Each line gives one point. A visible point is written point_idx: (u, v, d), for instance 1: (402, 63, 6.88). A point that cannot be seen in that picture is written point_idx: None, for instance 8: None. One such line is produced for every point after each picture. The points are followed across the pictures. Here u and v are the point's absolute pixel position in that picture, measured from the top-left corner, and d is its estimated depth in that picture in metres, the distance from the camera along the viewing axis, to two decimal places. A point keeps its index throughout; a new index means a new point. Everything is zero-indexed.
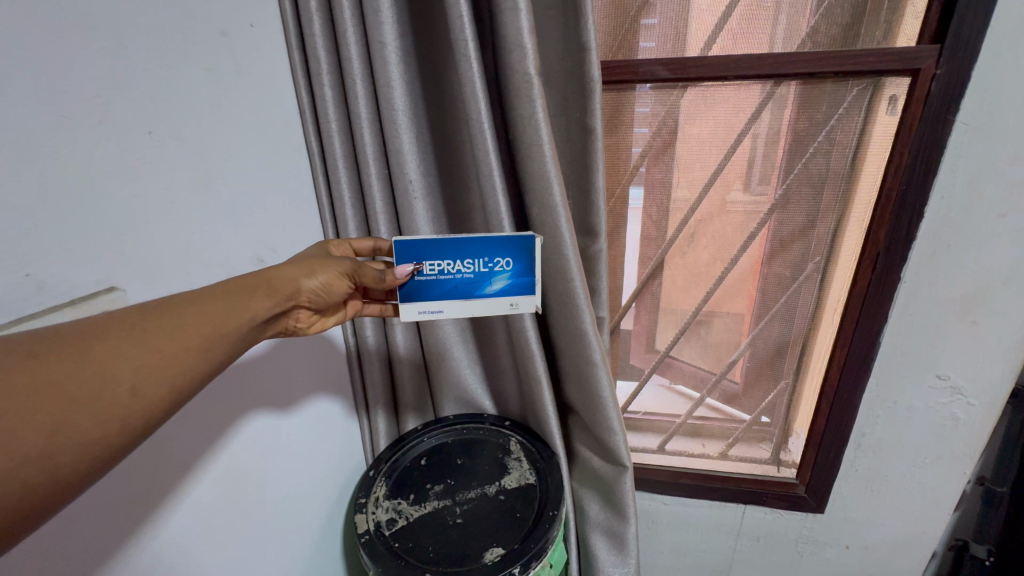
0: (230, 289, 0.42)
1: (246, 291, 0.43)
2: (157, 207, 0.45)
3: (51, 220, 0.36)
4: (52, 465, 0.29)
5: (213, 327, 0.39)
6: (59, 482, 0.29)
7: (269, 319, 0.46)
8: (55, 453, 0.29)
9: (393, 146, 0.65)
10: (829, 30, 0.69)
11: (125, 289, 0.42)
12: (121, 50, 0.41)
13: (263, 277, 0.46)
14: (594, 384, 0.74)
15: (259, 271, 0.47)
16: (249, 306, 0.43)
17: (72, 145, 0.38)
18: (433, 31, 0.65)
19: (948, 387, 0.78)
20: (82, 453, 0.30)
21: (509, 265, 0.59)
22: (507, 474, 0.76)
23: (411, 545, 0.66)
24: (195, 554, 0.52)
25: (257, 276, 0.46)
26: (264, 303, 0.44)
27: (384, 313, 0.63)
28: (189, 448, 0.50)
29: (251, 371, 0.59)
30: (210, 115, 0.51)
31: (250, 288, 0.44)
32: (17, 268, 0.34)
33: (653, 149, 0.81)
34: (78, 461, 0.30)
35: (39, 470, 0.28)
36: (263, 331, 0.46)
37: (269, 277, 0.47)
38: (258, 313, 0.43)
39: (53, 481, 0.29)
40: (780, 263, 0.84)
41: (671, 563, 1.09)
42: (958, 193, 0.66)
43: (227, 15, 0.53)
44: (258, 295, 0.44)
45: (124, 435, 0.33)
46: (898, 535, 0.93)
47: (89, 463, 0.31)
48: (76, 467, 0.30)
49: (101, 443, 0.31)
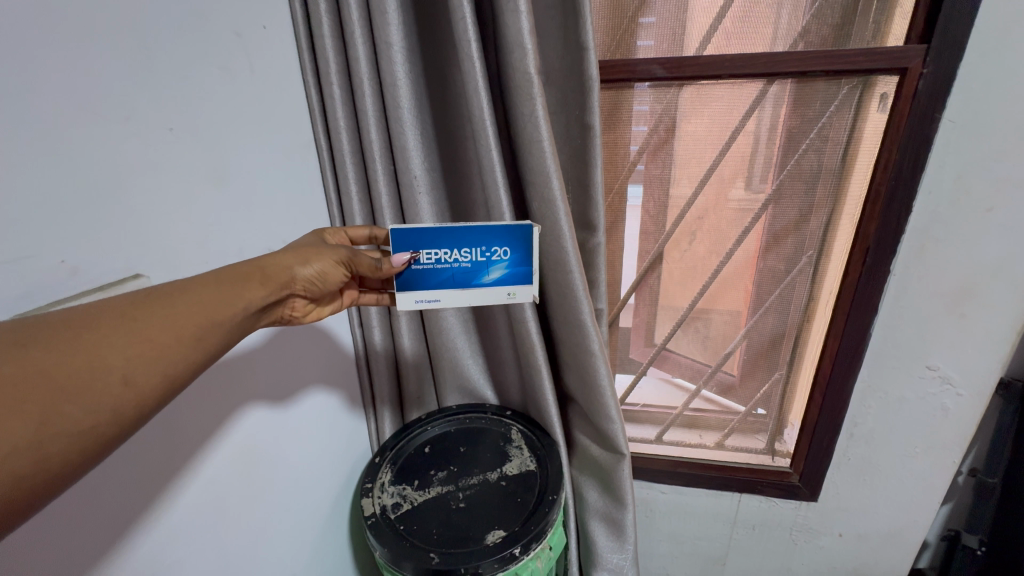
0: (223, 277, 0.43)
1: (240, 278, 0.44)
2: (178, 200, 0.48)
3: (82, 210, 0.39)
4: (45, 455, 0.29)
5: (206, 315, 0.40)
6: (52, 471, 0.30)
7: (264, 308, 0.47)
8: (48, 441, 0.30)
9: (399, 143, 0.67)
10: (820, 30, 0.71)
11: (149, 276, 0.45)
12: (145, 52, 0.44)
13: (257, 265, 0.47)
14: (593, 373, 0.77)
15: (254, 259, 0.48)
16: (244, 294, 0.44)
17: (100, 140, 0.40)
18: (437, 32, 0.67)
19: (938, 378, 0.80)
20: (75, 442, 0.31)
21: (507, 254, 0.61)
22: (508, 462, 0.78)
23: (416, 528, 0.68)
24: (206, 536, 0.54)
25: (252, 265, 0.47)
26: (259, 291, 0.46)
27: (380, 302, 0.66)
28: (198, 434, 0.52)
29: (251, 359, 0.59)
30: (225, 113, 0.53)
31: (246, 275, 0.45)
32: (52, 254, 0.37)
33: (650, 145, 0.83)
34: (71, 450, 0.31)
35: (30, 459, 0.29)
36: (258, 319, 0.48)
37: (264, 265, 0.48)
38: (252, 301, 0.45)
39: (45, 471, 0.30)
40: (774, 257, 0.86)
41: (669, 551, 1.11)
42: (946, 188, 0.68)
43: (241, 17, 0.55)
44: (253, 282, 0.45)
45: (116, 424, 0.33)
46: (890, 523, 0.96)
47: (81, 453, 0.32)
48: (68, 457, 0.31)
49: (94, 431, 0.32)
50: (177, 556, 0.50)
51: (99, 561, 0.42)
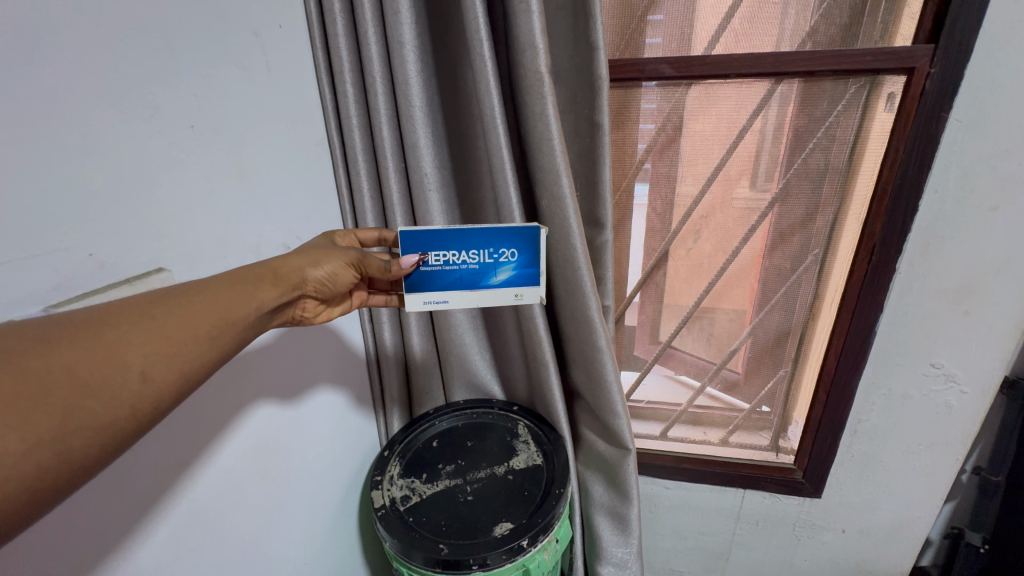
0: (236, 279, 0.44)
1: (254, 280, 0.45)
2: (198, 196, 0.49)
3: (107, 202, 0.40)
4: (67, 449, 0.30)
5: (221, 316, 0.41)
6: (73, 465, 0.31)
7: (276, 308, 0.48)
8: (68, 435, 0.30)
9: (411, 141, 0.68)
10: (828, 30, 0.72)
11: (172, 271, 0.46)
12: (168, 52, 0.45)
13: (270, 267, 0.48)
14: (599, 368, 0.77)
15: (266, 261, 0.49)
16: (256, 296, 0.45)
17: (128, 137, 0.42)
18: (449, 31, 0.68)
19: (942, 375, 0.81)
20: (95, 437, 0.32)
21: (514, 256, 0.62)
22: (515, 456, 0.79)
23: (424, 519, 0.69)
24: (217, 528, 0.55)
25: (264, 266, 0.48)
26: (270, 292, 0.46)
27: (389, 303, 0.67)
28: (211, 427, 0.53)
29: (261, 359, 0.60)
30: (244, 111, 0.54)
31: (259, 277, 0.46)
32: (81, 247, 0.38)
33: (657, 144, 0.84)
34: (92, 444, 0.32)
35: (54, 453, 0.30)
36: (270, 320, 0.49)
37: (276, 267, 0.49)
38: (264, 302, 0.45)
39: (67, 464, 0.30)
40: (780, 255, 0.87)
41: (672, 546, 1.12)
42: (952, 187, 0.69)
43: (259, 17, 0.57)
44: (265, 285, 0.46)
45: (134, 419, 0.34)
46: (892, 519, 0.96)
47: (100, 447, 0.32)
48: (89, 451, 0.32)
49: (113, 427, 0.33)
50: (188, 549, 0.51)
51: (111, 553, 0.43)
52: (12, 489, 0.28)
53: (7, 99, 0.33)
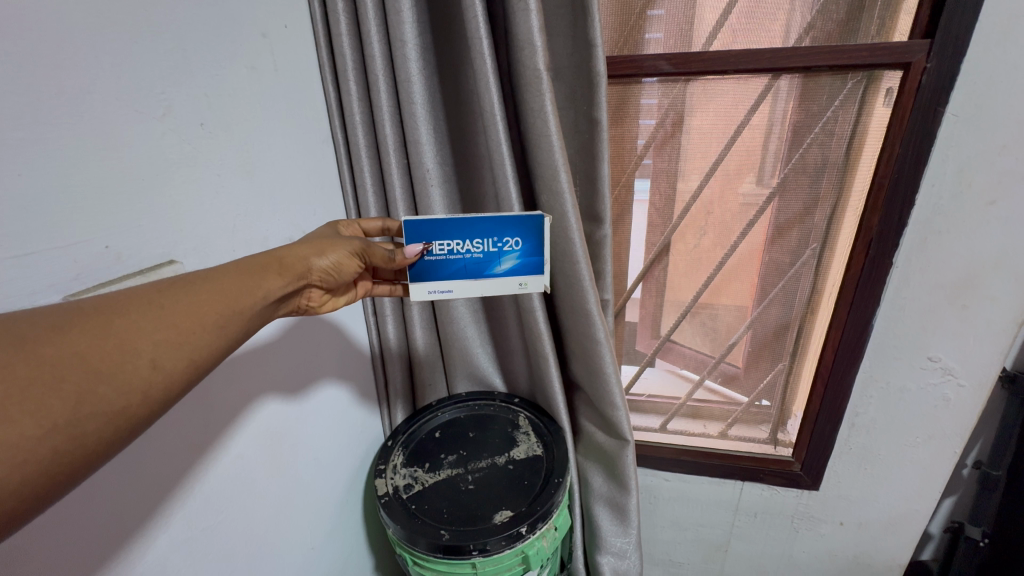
0: (246, 267, 0.45)
1: (261, 269, 0.46)
2: (208, 191, 0.51)
3: (124, 197, 0.42)
4: (80, 433, 0.31)
5: (227, 305, 0.41)
6: (87, 450, 0.31)
7: (282, 298, 0.49)
8: (83, 421, 0.31)
9: (413, 137, 0.70)
10: (824, 26, 0.72)
11: (182, 263, 0.48)
12: (181, 54, 0.47)
13: (276, 256, 0.49)
14: (598, 360, 0.79)
15: (272, 250, 0.50)
16: (262, 285, 0.45)
17: (144, 135, 0.44)
18: (450, 29, 0.70)
19: (939, 368, 0.81)
20: (108, 423, 0.32)
21: (518, 245, 0.63)
22: (517, 447, 0.81)
23: (427, 507, 0.71)
24: (226, 515, 0.56)
25: (271, 255, 0.48)
26: (276, 281, 0.47)
27: (393, 293, 0.68)
28: (218, 419, 0.54)
29: (266, 350, 0.62)
30: (251, 107, 0.56)
31: (265, 266, 0.47)
32: (98, 240, 0.40)
33: (656, 140, 0.85)
34: (104, 429, 0.32)
35: (67, 438, 0.30)
36: (276, 309, 0.50)
37: (281, 256, 0.49)
38: (270, 291, 0.46)
39: (81, 449, 0.31)
40: (779, 249, 0.88)
41: (671, 538, 1.14)
42: (948, 181, 0.69)
43: (267, 17, 0.58)
44: (270, 274, 0.47)
45: (145, 407, 0.34)
46: (890, 512, 0.97)
47: (114, 432, 0.33)
48: (101, 437, 0.32)
49: (124, 414, 0.33)
50: (198, 536, 0.53)
51: (127, 540, 0.45)
52: (49, 467, 0.29)
53: (34, 103, 0.36)
